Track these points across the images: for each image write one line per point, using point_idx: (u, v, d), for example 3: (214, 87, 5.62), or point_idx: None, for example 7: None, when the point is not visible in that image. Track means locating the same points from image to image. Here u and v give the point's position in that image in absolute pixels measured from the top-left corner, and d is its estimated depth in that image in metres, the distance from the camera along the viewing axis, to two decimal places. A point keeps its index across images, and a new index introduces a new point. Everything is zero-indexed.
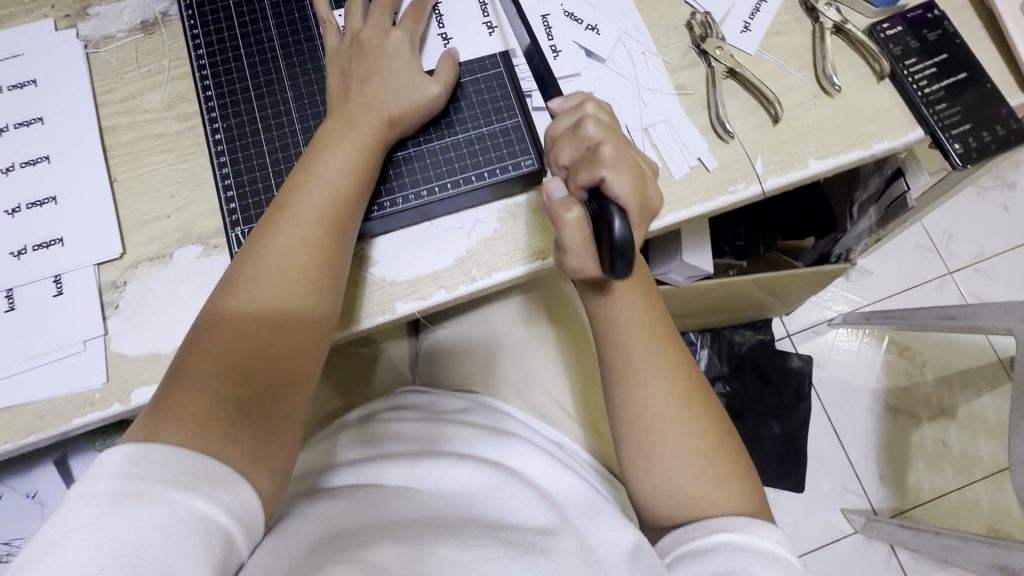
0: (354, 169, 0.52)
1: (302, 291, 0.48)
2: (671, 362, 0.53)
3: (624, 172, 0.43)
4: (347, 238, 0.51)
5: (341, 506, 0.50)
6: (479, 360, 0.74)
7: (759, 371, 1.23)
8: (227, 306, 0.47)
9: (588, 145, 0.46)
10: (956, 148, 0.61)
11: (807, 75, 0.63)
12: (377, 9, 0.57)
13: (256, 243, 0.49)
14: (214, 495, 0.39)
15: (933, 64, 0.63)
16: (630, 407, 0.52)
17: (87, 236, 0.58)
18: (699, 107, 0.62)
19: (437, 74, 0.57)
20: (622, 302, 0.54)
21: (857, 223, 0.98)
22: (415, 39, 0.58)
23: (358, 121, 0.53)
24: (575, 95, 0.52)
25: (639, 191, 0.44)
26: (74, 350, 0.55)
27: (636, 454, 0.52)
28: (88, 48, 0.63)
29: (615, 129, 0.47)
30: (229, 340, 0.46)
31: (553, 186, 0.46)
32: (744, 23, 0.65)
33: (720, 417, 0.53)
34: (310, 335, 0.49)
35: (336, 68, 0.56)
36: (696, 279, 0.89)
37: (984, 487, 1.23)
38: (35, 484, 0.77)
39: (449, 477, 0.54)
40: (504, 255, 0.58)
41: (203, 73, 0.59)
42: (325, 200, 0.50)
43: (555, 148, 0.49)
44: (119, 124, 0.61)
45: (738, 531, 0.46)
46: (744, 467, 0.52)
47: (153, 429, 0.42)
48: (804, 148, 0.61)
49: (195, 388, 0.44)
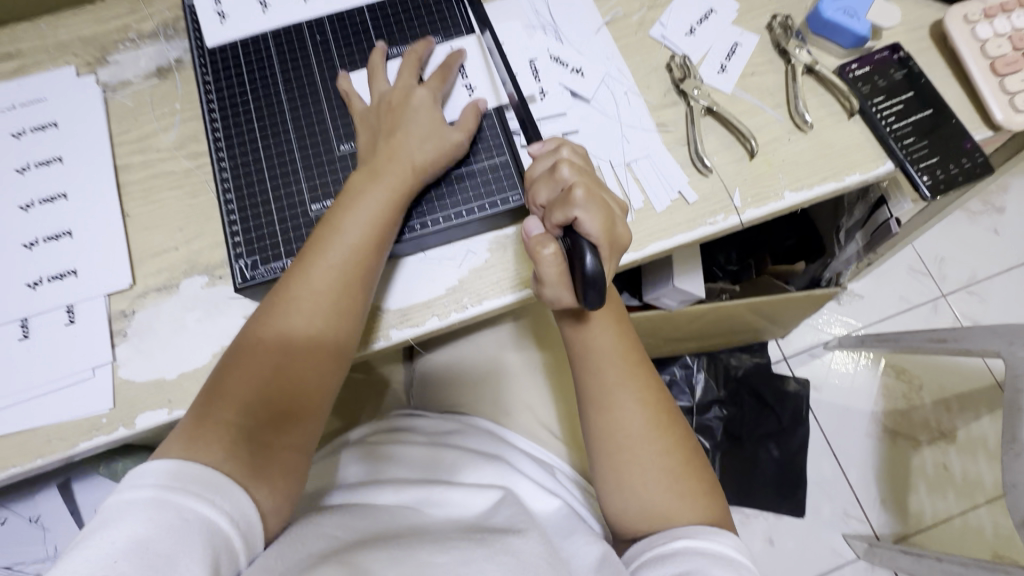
0: (377, 220, 0.54)
1: (314, 326, 0.51)
2: (642, 386, 0.56)
3: (596, 211, 0.46)
4: (365, 282, 0.53)
5: (337, 517, 0.51)
6: (472, 384, 0.76)
7: (756, 394, 1.22)
8: (250, 340, 0.51)
9: (562, 187, 0.49)
10: (925, 180, 0.64)
11: (781, 112, 0.67)
12: (403, 70, 0.61)
13: (283, 284, 0.53)
14: (216, 500, 0.42)
15: (900, 101, 0.66)
16: (605, 428, 0.55)
17: (99, 268, 0.61)
18: (679, 142, 0.66)
19: (459, 123, 0.59)
20: (600, 328, 0.56)
21: (845, 248, 0.99)
22: (439, 95, 0.60)
23: (384, 176, 0.55)
24: (552, 139, 0.56)
25: (610, 228, 0.47)
26: (84, 376, 0.58)
27: (609, 471, 0.55)
28: (106, 92, 0.68)
29: (586, 170, 0.51)
30: (245, 367, 0.49)
31: (530, 224, 0.51)
32: (720, 64, 0.69)
33: (687, 436, 0.57)
34: (321, 372, 0.51)
35: (366, 129, 0.59)
36: (689, 303, 0.92)
37: (986, 511, 1.22)
38: (39, 508, 0.78)
39: (438, 495, 0.57)
40: (494, 284, 0.61)
41: (212, 115, 0.63)
42: (346, 244, 0.53)
43: (531, 189, 0.52)
44: (133, 162, 0.65)
45: (697, 537, 0.50)
46: (709, 483, 0.56)
47: (173, 447, 0.45)
48: (780, 180, 0.64)
49: (211, 409, 0.48)
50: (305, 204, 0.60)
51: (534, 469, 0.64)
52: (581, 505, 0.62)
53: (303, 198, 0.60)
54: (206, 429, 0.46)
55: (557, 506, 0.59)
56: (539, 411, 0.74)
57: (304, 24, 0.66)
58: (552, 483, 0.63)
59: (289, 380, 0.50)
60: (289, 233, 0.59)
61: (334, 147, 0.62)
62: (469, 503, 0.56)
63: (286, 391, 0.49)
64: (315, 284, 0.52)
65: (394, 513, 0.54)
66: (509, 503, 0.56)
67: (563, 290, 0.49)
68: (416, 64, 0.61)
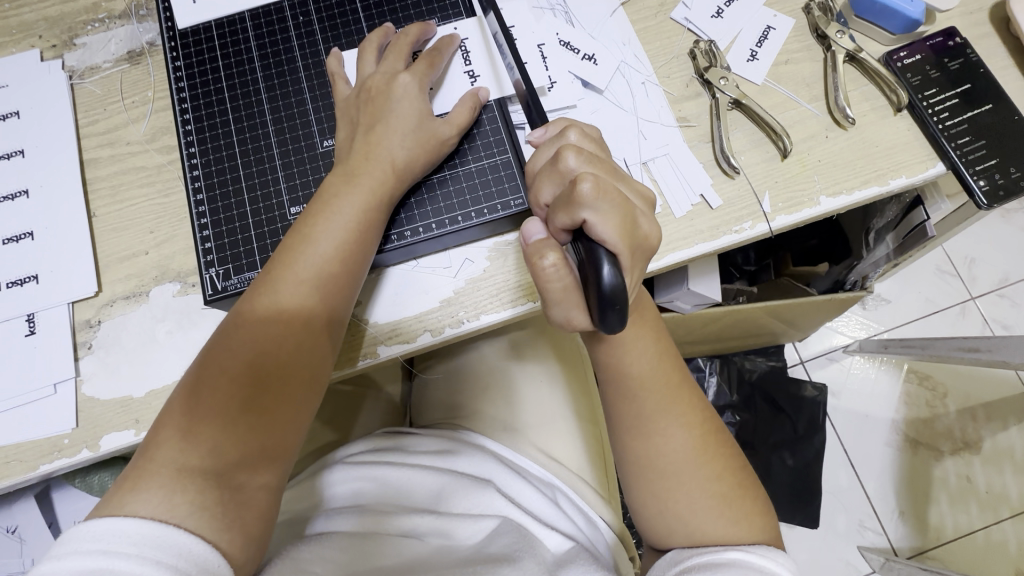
0: (354, 229, 0.48)
1: (285, 354, 0.46)
2: (686, 407, 0.50)
3: (608, 210, 0.40)
4: (340, 300, 0.48)
5: (337, 561, 0.48)
6: (470, 399, 0.71)
7: (771, 400, 1.16)
8: (209, 368, 0.45)
9: (569, 180, 0.43)
10: (981, 185, 0.57)
11: (818, 106, 0.59)
12: (390, 53, 0.54)
13: (245, 303, 0.47)
14: (179, 566, 0.37)
15: (954, 95, 0.59)
16: (644, 454, 0.50)
17: (62, 273, 0.56)
18: (703, 139, 0.59)
19: (450, 116, 0.53)
20: (632, 347, 0.50)
21: (874, 251, 0.89)
22: (427, 83, 0.53)
23: (362, 178, 0.49)
24: (558, 122, 0.50)
25: (628, 230, 0.41)
26: (44, 393, 0.53)
27: (649, 496, 0.50)
28: (73, 79, 0.62)
29: (598, 157, 0.44)
30: (203, 404, 0.44)
31: (531, 228, 0.44)
32: (750, 51, 0.61)
33: (735, 454, 0.51)
34: (298, 404, 0.46)
35: (346, 123, 0.53)
36: (705, 308, 0.85)
37: (1012, 527, 1.16)
38: (16, 519, 0.73)
39: (438, 528, 0.52)
40: (493, 296, 0.55)
41: (184, 106, 0.57)
42: (316, 256, 0.47)
43: (536, 184, 0.46)
44: (101, 156, 0.60)
45: (756, 553, 0.44)
46: (763, 505, 0.50)
47: (126, 503, 0.40)
48: (815, 183, 0.57)
49: (167, 455, 0.42)
50: (283, 207, 0.54)
51: (538, 496, 0.57)
52: (585, 535, 0.57)
53: (280, 200, 0.54)
54: (165, 481, 0.41)
55: (560, 536, 0.53)
56: (541, 429, 0.68)
57: (284, 4, 0.59)
58: (555, 514, 0.56)
59: (259, 416, 0.44)
60: (264, 239, 0.53)
61: (316, 143, 0.56)
62: (469, 541, 0.51)
63: (255, 428, 0.44)
64: (284, 309, 0.46)
65: (394, 551, 0.50)
66: (509, 532, 0.52)
67: (574, 307, 0.43)
68: (408, 45, 0.54)
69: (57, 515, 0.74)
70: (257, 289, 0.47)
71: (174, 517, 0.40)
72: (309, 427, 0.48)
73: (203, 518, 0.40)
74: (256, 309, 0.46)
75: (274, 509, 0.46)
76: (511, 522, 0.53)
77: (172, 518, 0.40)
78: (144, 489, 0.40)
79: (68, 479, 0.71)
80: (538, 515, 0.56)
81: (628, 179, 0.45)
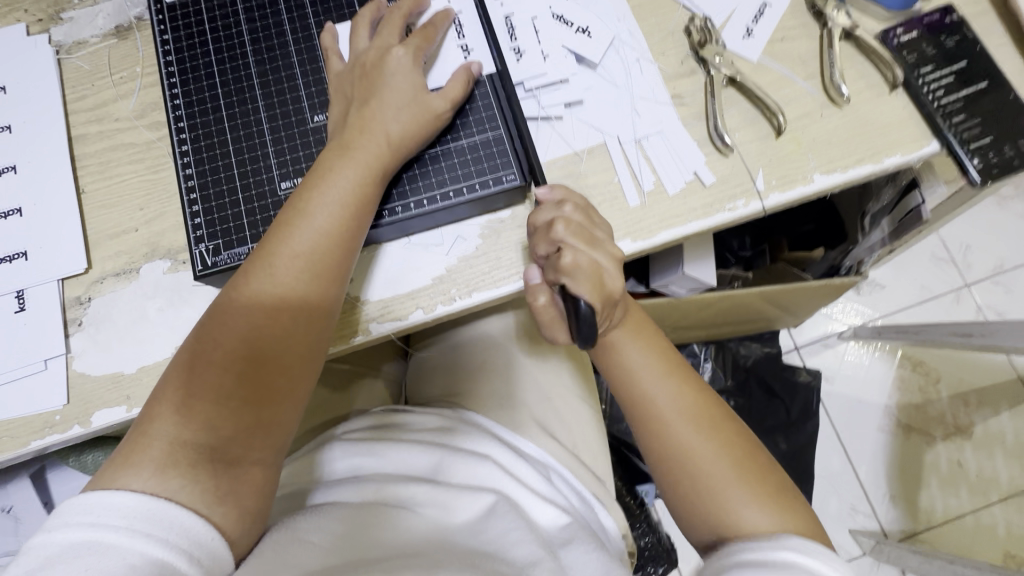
0: (348, 205, 0.48)
1: (280, 331, 0.45)
2: (683, 387, 0.51)
3: (584, 278, 0.47)
4: (336, 278, 0.48)
5: (337, 526, 0.47)
6: (464, 379, 0.71)
7: (765, 385, 1.15)
8: (203, 343, 0.45)
9: (557, 248, 0.48)
10: (975, 163, 0.57)
11: (814, 84, 0.59)
12: (384, 26, 0.53)
13: (240, 278, 0.46)
14: (169, 539, 0.38)
15: (951, 72, 0.59)
16: (650, 447, 0.51)
17: (52, 250, 0.55)
18: (697, 117, 0.58)
19: (444, 90, 0.52)
20: (624, 345, 0.53)
21: (868, 235, 0.89)
22: (423, 56, 0.53)
23: (357, 152, 0.49)
24: (559, 187, 0.52)
25: (601, 292, 0.47)
26: (34, 369, 0.53)
27: (674, 489, 0.50)
28: (60, 54, 0.61)
29: (585, 227, 0.49)
30: (197, 379, 0.44)
31: (530, 272, 0.50)
32: (746, 28, 0.61)
33: (739, 433, 0.50)
34: (291, 381, 0.46)
35: (341, 98, 0.52)
36: (700, 290, 0.84)
37: (1001, 510, 1.17)
38: (11, 498, 0.73)
39: (436, 498, 0.52)
40: (485, 274, 0.55)
41: (172, 81, 0.56)
42: (311, 233, 0.46)
43: (533, 238, 0.50)
44: (89, 133, 0.59)
45: (810, 556, 0.42)
46: (777, 484, 0.48)
47: (121, 473, 0.40)
48: (809, 161, 0.57)
49: (160, 428, 0.42)
50: (273, 182, 0.53)
51: (533, 474, 0.58)
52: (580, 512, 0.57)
53: (271, 175, 0.54)
54: (157, 452, 0.41)
55: (555, 513, 0.54)
56: (535, 409, 0.68)
57: None
58: (548, 492, 0.57)
59: (250, 392, 0.44)
60: (254, 214, 0.53)
61: (307, 118, 0.55)
62: (467, 515, 0.51)
63: (247, 403, 0.44)
64: (277, 285, 0.46)
65: (398, 519, 0.49)
66: (508, 512, 0.51)
67: (561, 335, 0.52)
68: (403, 19, 0.54)
69: (52, 494, 0.74)
70: (253, 265, 0.46)
71: (165, 490, 0.40)
72: (304, 403, 0.48)
73: (196, 491, 0.41)
74: (251, 285, 0.45)
75: (270, 486, 0.46)
76: (508, 500, 0.53)
77: (164, 490, 0.40)
78: (137, 459, 0.41)
79: (62, 458, 0.71)
80: (534, 491, 0.56)
81: (611, 243, 0.50)
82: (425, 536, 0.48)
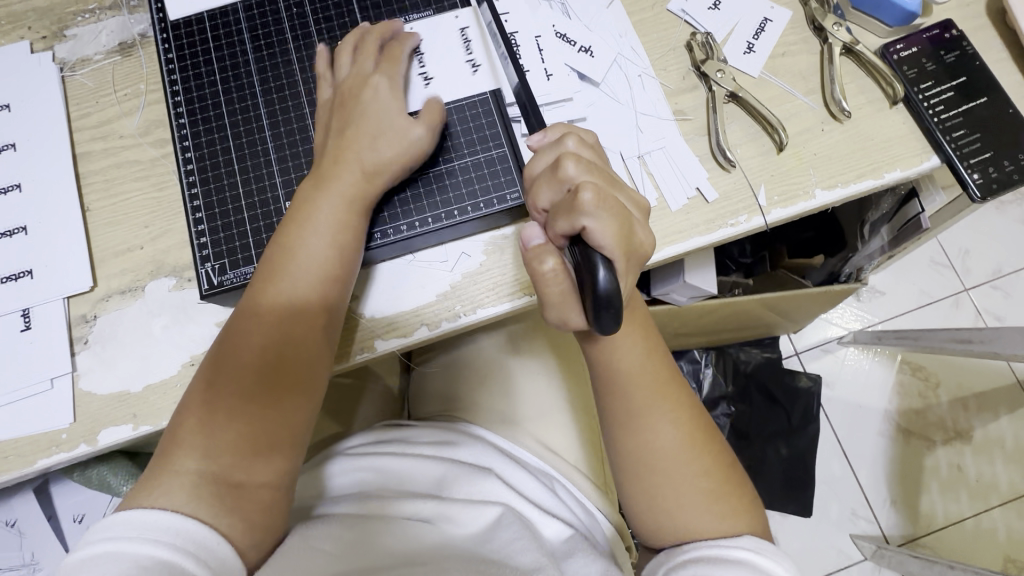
0: (348, 224, 0.49)
1: (283, 351, 0.46)
2: (674, 404, 0.50)
3: (608, 218, 0.39)
4: (337, 296, 0.49)
5: (338, 537, 0.47)
6: (467, 391, 0.71)
7: (766, 391, 1.15)
8: (212, 368, 0.46)
9: (568, 188, 0.42)
10: (975, 178, 0.57)
11: (815, 99, 0.59)
12: (360, 51, 0.54)
13: (246, 304, 0.47)
14: (176, 542, 0.39)
15: (950, 88, 0.59)
16: (634, 450, 0.50)
17: (57, 268, 0.55)
18: (699, 132, 0.59)
19: (421, 117, 0.52)
20: (624, 346, 0.50)
21: (868, 244, 0.89)
22: (398, 81, 0.53)
23: (333, 182, 0.49)
24: (556, 127, 0.48)
25: (626, 237, 0.40)
26: (41, 388, 0.53)
27: (639, 491, 0.50)
28: (64, 71, 0.61)
29: (596, 166, 0.43)
30: (205, 403, 0.44)
31: (531, 232, 0.44)
32: (747, 43, 0.61)
33: (723, 451, 0.51)
34: (295, 403, 0.46)
35: (320, 126, 0.53)
36: (701, 299, 0.84)
37: (1001, 514, 1.17)
38: (15, 512, 0.73)
39: (440, 513, 0.52)
40: (489, 290, 0.56)
41: (177, 99, 0.56)
42: (313, 253, 0.48)
43: (533, 189, 0.45)
44: (94, 150, 0.59)
45: (763, 555, 0.44)
46: (748, 500, 0.50)
47: (135, 500, 0.41)
48: (810, 177, 0.57)
49: (172, 454, 0.43)
50: (278, 201, 0.54)
51: (535, 486, 0.58)
52: (585, 525, 0.57)
53: (276, 194, 0.54)
54: (168, 484, 0.42)
55: (560, 524, 0.54)
56: (538, 421, 0.68)
57: None
58: (552, 503, 0.57)
59: (256, 417, 0.44)
60: (259, 233, 0.53)
61: (311, 137, 0.55)
62: (472, 526, 0.51)
63: (253, 428, 0.44)
64: (269, 316, 0.47)
65: (393, 532, 0.49)
66: (513, 523, 0.51)
67: (572, 311, 0.43)
68: (375, 44, 0.54)
69: (56, 508, 0.74)
70: (257, 289, 0.47)
71: (173, 504, 0.41)
72: (310, 421, 0.48)
73: (203, 504, 0.42)
74: (255, 309, 0.47)
75: (279, 503, 0.45)
76: (513, 511, 0.53)
77: (172, 505, 0.41)
78: (150, 482, 0.42)
79: (67, 473, 0.71)
80: (538, 504, 0.56)
81: (627, 189, 0.45)
82: (429, 549, 0.48)
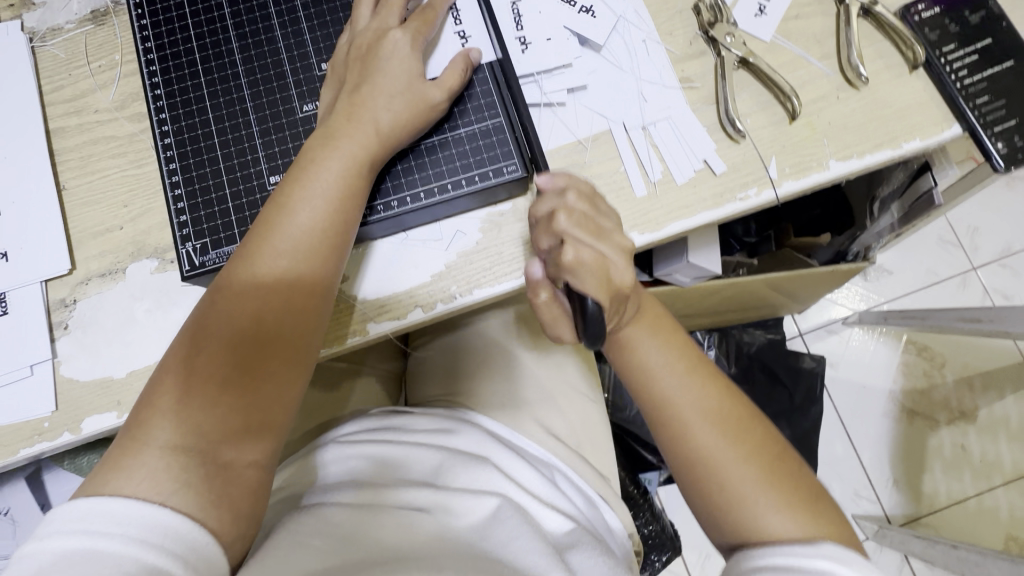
0: (345, 188, 0.46)
1: (276, 319, 0.44)
2: (705, 388, 0.48)
3: (591, 280, 0.42)
4: (332, 265, 0.46)
5: (333, 536, 0.45)
6: (465, 374, 0.69)
7: (769, 371, 1.13)
8: (197, 334, 0.43)
9: (559, 241, 0.43)
10: (999, 148, 0.55)
11: (830, 65, 0.56)
12: (385, 5, 0.50)
13: (234, 267, 0.44)
14: (162, 544, 0.36)
15: (973, 52, 0.56)
16: (669, 450, 0.49)
17: (32, 251, 0.53)
18: (707, 101, 0.56)
19: (441, 79, 0.49)
20: (638, 342, 0.50)
21: (878, 221, 0.85)
22: (421, 40, 0.49)
23: (342, 141, 0.46)
24: (561, 174, 0.47)
25: (611, 287, 0.43)
26: (20, 375, 0.51)
27: (693, 484, 0.48)
28: (34, 41, 0.58)
29: (592, 217, 0.44)
30: (191, 371, 0.42)
31: (531, 266, 0.46)
32: (758, 5, 0.58)
33: (763, 429, 0.48)
34: (286, 377, 0.44)
35: (334, 81, 0.50)
36: (704, 279, 0.81)
37: (1005, 493, 1.16)
38: (8, 501, 0.71)
39: (436, 504, 0.50)
40: (486, 269, 0.53)
41: (152, 70, 0.53)
42: (306, 217, 0.45)
43: (534, 233, 0.46)
44: (68, 125, 0.56)
45: (851, 566, 0.40)
46: (800, 479, 0.46)
47: (110, 480, 0.39)
48: (824, 147, 0.54)
49: (152, 427, 0.41)
50: (261, 177, 0.51)
51: (536, 476, 0.56)
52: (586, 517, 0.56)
53: (259, 169, 0.51)
54: (147, 463, 0.39)
55: (561, 517, 0.52)
56: (537, 403, 0.66)
57: None
58: (553, 495, 0.55)
59: (246, 393, 0.42)
60: (242, 211, 0.50)
61: (296, 107, 0.52)
62: (468, 519, 0.50)
63: (243, 407, 0.42)
64: (266, 284, 0.44)
65: (391, 521, 0.48)
66: (512, 517, 0.50)
67: (565, 333, 0.47)
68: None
69: (49, 497, 0.72)
70: (247, 252, 0.44)
71: (156, 494, 0.38)
72: (297, 406, 0.46)
73: (189, 496, 0.39)
74: (246, 272, 0.44)
75: (265, 486, 0.44)
76: (512, 503, 0.51)
77: (154, 494, 0.38)
78: (125, 466, 0.39)
79: (57, 461, 0.69)
80: (537, 496, 0.54)
81: (620, 234, 0.45)
82: (426, 541, 0.46)
